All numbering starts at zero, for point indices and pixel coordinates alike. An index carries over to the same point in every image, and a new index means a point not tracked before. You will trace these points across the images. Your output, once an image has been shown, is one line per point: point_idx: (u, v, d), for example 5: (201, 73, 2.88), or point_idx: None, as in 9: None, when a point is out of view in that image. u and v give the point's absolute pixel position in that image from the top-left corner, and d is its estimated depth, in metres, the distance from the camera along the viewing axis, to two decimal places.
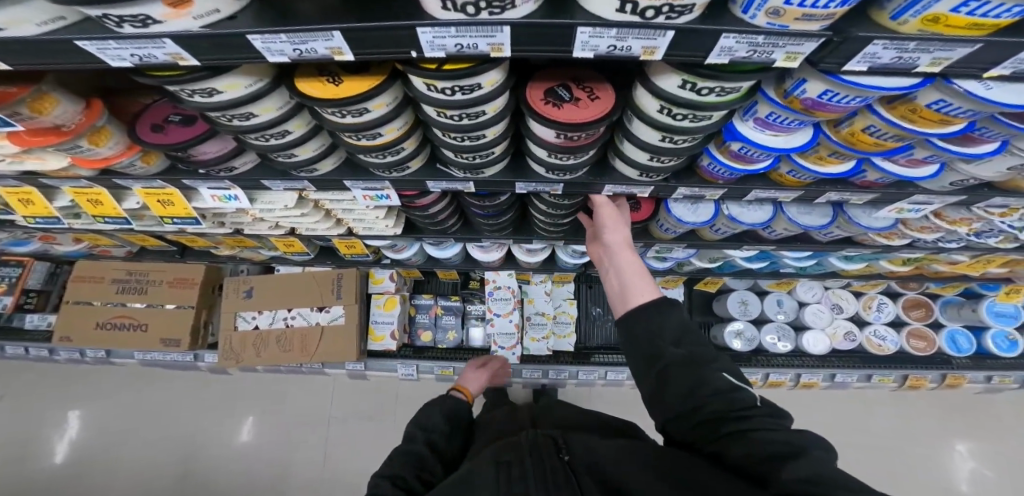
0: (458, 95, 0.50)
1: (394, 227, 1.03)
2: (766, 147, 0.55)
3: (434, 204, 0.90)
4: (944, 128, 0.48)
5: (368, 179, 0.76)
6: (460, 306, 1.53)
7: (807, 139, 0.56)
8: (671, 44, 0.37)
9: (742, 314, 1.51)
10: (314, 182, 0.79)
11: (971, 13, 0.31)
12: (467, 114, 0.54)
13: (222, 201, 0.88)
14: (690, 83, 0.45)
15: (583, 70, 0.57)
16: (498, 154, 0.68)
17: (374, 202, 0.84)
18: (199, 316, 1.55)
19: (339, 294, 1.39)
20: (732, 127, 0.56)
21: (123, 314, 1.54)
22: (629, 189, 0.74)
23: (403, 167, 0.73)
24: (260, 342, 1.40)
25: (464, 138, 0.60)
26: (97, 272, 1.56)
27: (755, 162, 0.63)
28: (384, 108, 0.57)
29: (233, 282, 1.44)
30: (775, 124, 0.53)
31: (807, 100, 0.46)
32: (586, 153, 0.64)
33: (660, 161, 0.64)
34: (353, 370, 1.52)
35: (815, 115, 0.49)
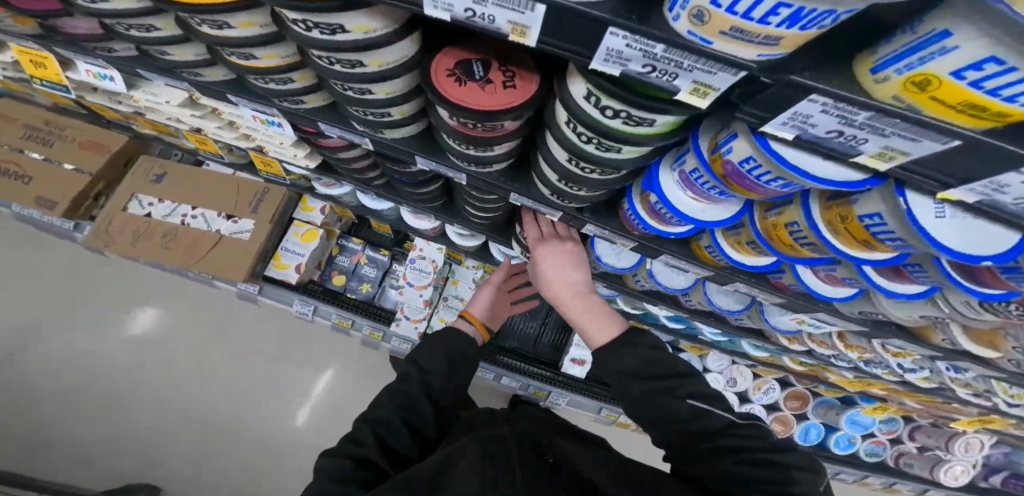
0: (317, 33, 0.43)
1: (304, 158, 0.98)
2: (679, 206, 0.58)
3: (342, 151, 0.88)
4: (866, 251, 0.49)
5: (255, 102, 0.70)
6: (384, 262, 1.67)
7: (728, 215, 0.60)
8: (541, 25, 0.35)
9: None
10: (199, 86, 0.72)
11: (975, 86, 0.25)
12: (341, 60, 0.48)
13: (98, 78, 0.81)
14: (593, 94, 0.42)
15: (514, 52, 0.54)
16: (397, 119, 0.63)
17: (267, 126, 0.81)
18: (93, 187, 1.39)
19: (256, 208, 1.45)
20: (658, 177, 0.58)
21: (11, 162, 1.34)
22: (541, 206, 0.75)
23: (297, 100, 0.67)
24: (149, 233, 1.39)
25: (350, 88, 0.55)
26: (9, 111, 1.39)
27: (669, 225, 0.67)
28: (252, 28, 0.48)
29: (148, 164, 1.42)
30: (695, 185, 0.55)
31: (728, 164, 0.46)
32: (493, 148, 0.61)
33: (569, 186, 0.65)
34: (243, 292, 1.49)
35: (732, 188, 0.51)
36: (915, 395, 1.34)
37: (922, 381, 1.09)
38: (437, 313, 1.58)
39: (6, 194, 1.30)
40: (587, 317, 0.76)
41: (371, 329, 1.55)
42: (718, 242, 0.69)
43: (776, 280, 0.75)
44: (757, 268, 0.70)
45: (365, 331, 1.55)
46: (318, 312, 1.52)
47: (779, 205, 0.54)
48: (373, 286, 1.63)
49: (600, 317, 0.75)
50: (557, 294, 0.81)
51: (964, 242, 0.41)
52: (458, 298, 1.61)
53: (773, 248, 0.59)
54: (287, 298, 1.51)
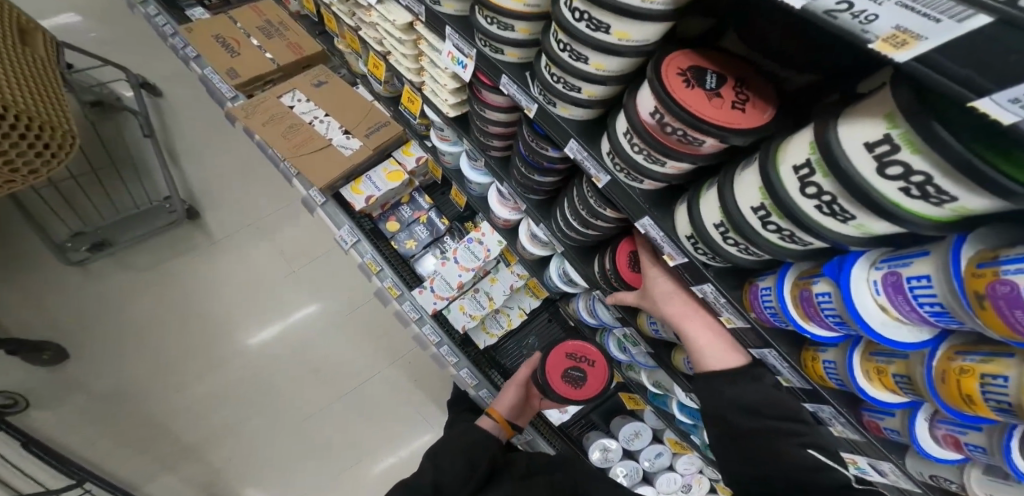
0: (583, 25, 0.50)
1: (451, 108, 0.93)
2: (861, 316, 0.46)
3: (497, 111, 0.82)
4: None
5: (464, 39, 0.69)
6: (441, 231, 1.63)
7: (916, 341, 0.47)
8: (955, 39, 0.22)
9: (624, 441, 1.86)
10: (427, 13, 0.73)
11: None
12: (592, 19, 0.49)
13: None
14: (892, 144, 0.31)
15: (752, 76, 0.48)
16: (584, 98, 0.61)
17: (452, 65, 0.77)
18: (273, 75, 1.50)
19: (370, 134, 1.43)
20: (849, 265, 0.45)
21: (236, 39, 1.50)
22: (721, 307, 0.67)
23: (509, 26, 0.60)
24: (282, 119, 1.40)
25: (496, 22, 0.60)
26: (266, 9, 1.57)
27: (813, 322, 0.54)
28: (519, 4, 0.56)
29: (318, 69, 1.50)
30: (902, 297, 0.42)
31: (1005, 286, 0.32)
32: (587, 108, 0.63)
33: (723, 238, 0.56)
34: (309, 199, 1.50)
35: (982, 320, 0.35)
36: None
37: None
38: (459, 300, 1.60)
39: (212, 57, 1.45)
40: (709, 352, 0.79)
41: (392, 285, 1.52)
42: (852, 360, 0.56)
43: (868, 418, 0.67)
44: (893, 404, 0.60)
45: (385, 284, 1.51)
46: (357, 246, 1.49)
47: (988, 351, 0.41)
48: (420, 248, 1.62)
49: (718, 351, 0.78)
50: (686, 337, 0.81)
51: None
52: (487, 295, 1.60)
53: (940, 398, 0.46)
54: (340, 220, 1.49)
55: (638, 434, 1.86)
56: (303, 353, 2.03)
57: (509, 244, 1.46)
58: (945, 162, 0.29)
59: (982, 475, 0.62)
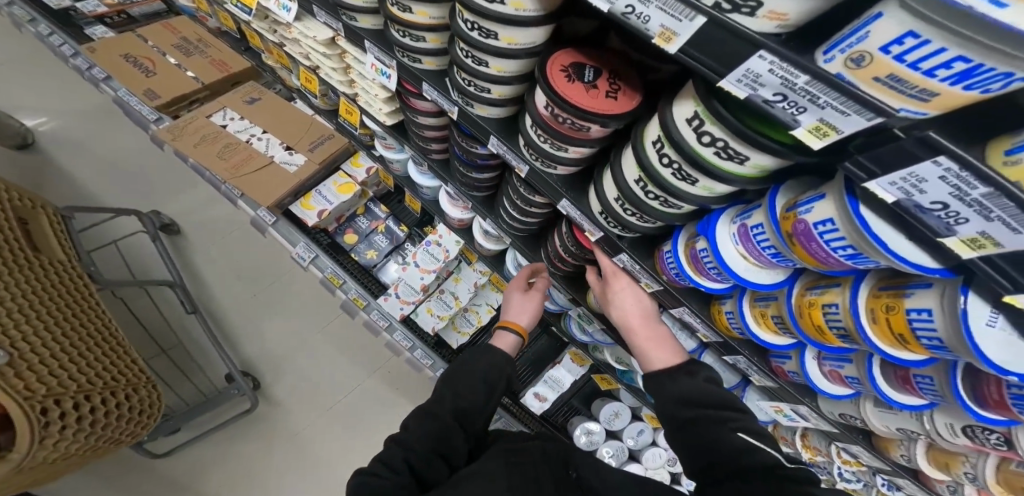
0: (475, 34, 0.55)
1: (386, 116, 0.99)
2: (729, 264, 0.53)
3: (427, 115, 0.88)
4: (901, 352, 0.42)
5: (383, 51, 0.75)
6: (400, 238, 1.65)
7: (773, 282, 0.54)
8: (696, 37, 0.32)
9: (605, 422, 1.91)
10: (347, 30, 0.78)
11: None
12: (481, 29, 0.54)
13: (278, 7, 0.92)
14: (699, 118, 0.40)
15: (625, 69, 0.56)
16: (494, 98, 0.68)
17: (377, 76, 0.83)
18: (197, 94, 1.52)
19: (314, 148, 1.44)
20: (714, 222, 0.54)
21: (150, 58, 1.51)
22: (640, 273, 0.73)
23: (420, 37, 0.66)
24: (214, 139, 1.40)
25: (407, 34, 0.66)
26: (178, 25, 1.60)
27: (704, 276, 0.62)
28: (424, 18, 0.61)
29: (248, 87, 1.53)
30: (752, 242, 0.51)
31: (800, 223, 0.39)
32: (500, 106, 0.70)
33: (624, 209, 0.63)
34: (258, 220, 1.49)
35: (799, 255, 0.43)
36: None
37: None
38: (427, 302, 1.64)
39: (128, 79, 1.45)
40: (655, 349, 0.86)
41: (356, 295, 1.54)
42: (742, 309, 0.63)
43: (775, 364, 0.73)
44: (785, 347, 0.66)
45: (351, 295, 1.53)
46: (315, 262, 1.49)
47: (824, 284, 0.48)
48: (382, 257, 1.64)
49: (663, 350, 0.86)
50: (633, 329, 0.90)
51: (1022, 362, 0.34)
52: (453, 296, 1.65)
53: (802, 332, 0.54)
54: (295, 237, 1.50)
55: (618, 414, 1.89)
56: (274, 375, 2.01)
57: (466, 242, 1.51)
58: (730, 131, 0.37)
59: (876, 407, 0.71)
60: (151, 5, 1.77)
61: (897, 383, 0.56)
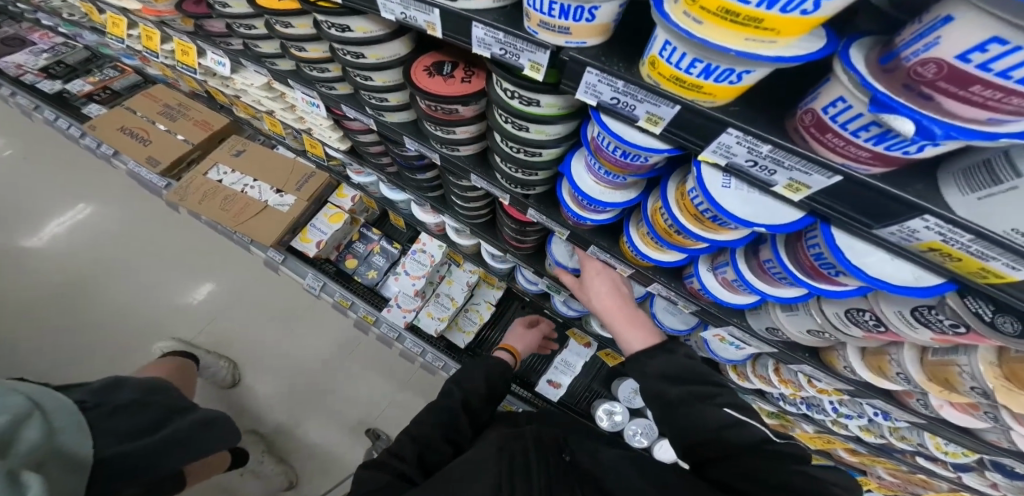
0: (349, 57, 0.70)
1: (338, 141, 1.16)
2: (584, 189, 0.66)
3: (362, 134, 1.03)
4: (707, 231, 0.56)
5: (304, 86, 0.91)
6: (395, 254, 1.78)
7: (626, 200, 0.66)
8: (441, 21, 0.48)
9: (625, 400, 1.75)
10: (274, 74, 0.94)
11: (670, 61, 0.37)
12: (350, 52, 0.68)
13: (307, 106, 0.99)
14: (496, 77, 0.54)
15: (475, 57, 0.70)
16: (394, 105, 0.81)
17: (309, 106, 0.99)
18: (191, 154, 1.73)
19: (300, 187, 1.63)
20: (568, 162, 0.67)
21: (143, 128, 1.74)
22: (550, 224, 0.85)
23: (324, 68, 0.81)
24: (215, 194, 1.61)
25: (313, 68, 0.82)
26: (159, 93, 1.81)
27: (586, 210, 0.74)
28: (319, 53, 0.76)
29: (233, 140, 1.73)
30: (594, 172, 0.63)
31: (593, 141, 0.55)
32: (398, 110, 0.83)
33: (512, 170, 0.77)
34: (270, 259, 1.70)
35: (608, 166, 0.58)
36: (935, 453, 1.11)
37: (860, 429, 1.20)
38: (426, 307, 1.71)
39: (131, 151, 1.68)
40: (633, 331, 0.93)
41: (365, 313, 1.68)
42: (631, 235, 0.76)
43: (689, 284, 0.83)
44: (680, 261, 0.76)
45: (361, 314, 1.68)
46: (325, 287, 1.67)
47: (657, 194, 0.63)
48: (379, 276, 1.75)
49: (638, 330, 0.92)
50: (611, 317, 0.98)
51: (752, 208, 0.49)
52: (448, 297, 1.72)
53: (661, 238, 0.67)
54: (304, 270, 1.69)
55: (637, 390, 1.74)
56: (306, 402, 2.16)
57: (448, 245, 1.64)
58: (511, 81, 0.52)
59: (785, 314, 0.77)
60: (126, 78, 1.98)
61: (759, 273, 0.66)
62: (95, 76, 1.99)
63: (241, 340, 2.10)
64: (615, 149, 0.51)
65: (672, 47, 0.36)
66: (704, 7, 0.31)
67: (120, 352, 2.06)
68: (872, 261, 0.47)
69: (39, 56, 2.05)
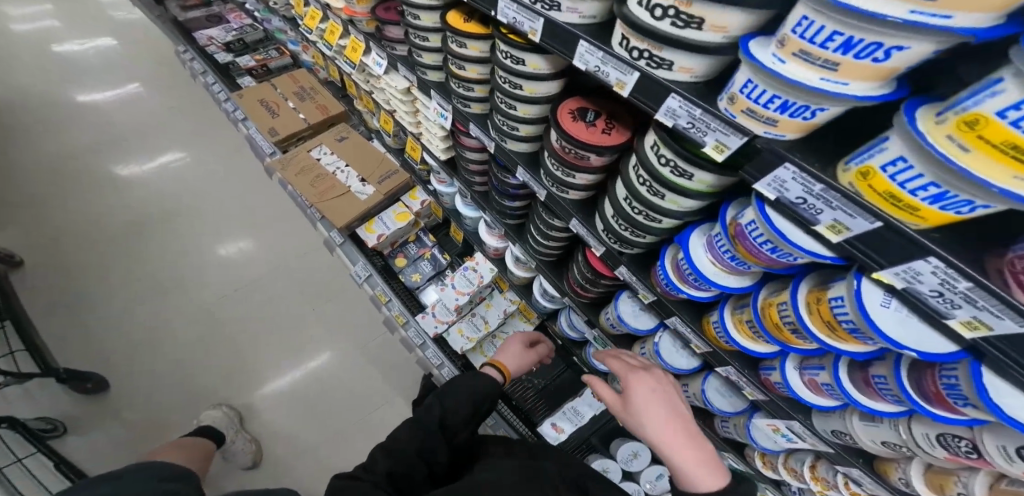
0: (507, 87, 0.77)
1: (442, 151, 1.24)
2: (700, 266, 0.66)
3: (472, 152, 1.10)
4: (839, 343, 0.54)
5: (443, 99, 1.01)
6: (443, 264, 1.78)
7: (741, 287, 0.65)
8: (635, 85, 0.51)
9: (622, 462, 1.52)
10: (421, 82, 1.07)
11: (893, 177, 0.36)
12: (510, 82, 0.76)
13: (437, 115, 1.08)
14: (657, 143, 0.57)
15: (619, 112, 0.73)
16: (522, 136, 0.86)
17: (439, 118, 1.09)
18: (303, 131, 1.89)
19: (382, 181, 1.73)
20: (687, 235, 0.67)
21: (278, 103, 1.90)
22: (637, 285, 0.85)
23: (471, 88, 0.90)
24: (309, 170, 1.74)
25: (461, 85, 0.91)
26: (302, 78, 2.02)
27: (688, 284, 0.73)
28: (476, 75, 0.87)
29: (341, 128, 1.88)
30: (716, 250, 0.63)
31: (738, 227, 0.56)
32: (523, 139, 0.88)
33: (619, 225, 0.77)
34: (331, 240, 1.78)
35: (742, 254, 0.58)
36: None
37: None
38: (458, 323, 1.71)
39: (258, 117, 1.84)
40: (700, 467, 0.69)
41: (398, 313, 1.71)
42: (724, 316, 0.74)
43: (763, 375, 0.76)
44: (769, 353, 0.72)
45: (394, 312, 1.71)
46: (370, 278, 1.72)
47: (779, 290, 0.61)
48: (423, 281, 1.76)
49: (708, 466, 0.69)
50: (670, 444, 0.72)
51: (906, 334, 0.46)
52: (483, 319, 1.71)
53: (770, 333, 0.64)
54: (356, 258, 1.74)
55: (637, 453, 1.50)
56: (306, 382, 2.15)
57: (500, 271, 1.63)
58: (677, 153, 0.54)
59: (862, 422, 0.67)
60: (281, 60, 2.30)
61: (863, 387, 0.61)
62: (262, 55, 2.35)
63: (277, 303, 2.16)
64: (766, 241, 0.52)
65: (905, 164, 0.34)
66: (981, 137, 0.29)
67: (172, 281, 2.19)
68: (1014, 402, 0.41)
69: (229, 33, 2.46)
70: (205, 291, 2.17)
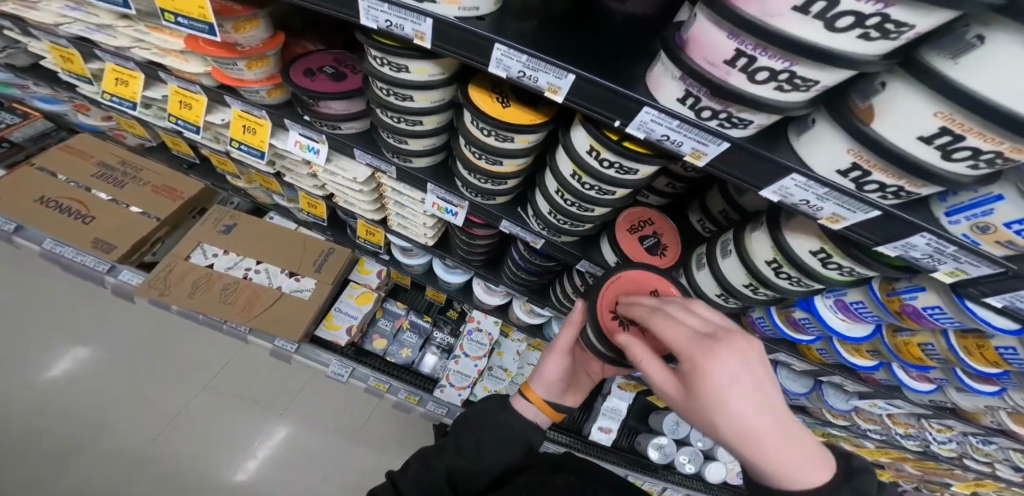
0: (591, 192, 0.65)
1: (430, 237, 1.06)
2: (835, 325, 0.70)
3: (484, 237, 0.99)
4: (986, 369, 0.61)
5: (450, 192, 0.82)
6: (427, 327, 1.66)
7: (865, 332, 0.71)
8: (861, 221, 0.47)
9: (671, 433, 1.59)
10: (399, 171, 0.82)
11: None
12: (599, 188, 0.64)
13: (438, 211, 0.88)
14: (826, 251, 0.56)
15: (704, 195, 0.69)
16: (584, 229, 0.80)
17: (439, 212, 0.89)
18: (157, 232, 1.38)
19: (320, 267, 1.40)
20: (813, 300, 0.70)
21: (81, 200, 1.34)
22: None
23: (503, 181, 0.76)
24: (207, 283, 1.31)
25: (490, 181, 0.75)
26: (91, 149, 1.44)
27: (802, 332, 0.78)
28: (513, 167, 0.72)
29: (218, 213, 1.45)
30: (852, 311, 0.68)
31: (908, 306, 0.58)
32: (583, 225, 0.77)
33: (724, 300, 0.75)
34: (279, 351, 1.44)
35: (900, 320, 0.62)
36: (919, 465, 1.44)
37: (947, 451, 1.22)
38: (480, 382, 1.57)
39: (70, 234, 1.29)
40: (759, 444, 0.42)
41: (407, 394, 1.50)
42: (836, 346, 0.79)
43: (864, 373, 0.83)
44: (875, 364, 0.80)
45: (401, 395, 1.49)
46: (355, 374, 1.49)
47: (911, 329, 0.66)
48: (416, 351, 1.62)
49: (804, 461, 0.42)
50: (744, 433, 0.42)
51: None
52: (502, 369, 1.60)
53: (901, 358, 0.71)
54: (324, 359, 1.46)
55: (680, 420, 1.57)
56: None
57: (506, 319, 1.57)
58: (857, 260, 0.54)
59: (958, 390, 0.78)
60: (33, 124, 1.58)
61: (976, 377, 0.70)
62: None
63: (203, 442, 1.66)
64: (949, 321, 0.56)
65: None
66: None
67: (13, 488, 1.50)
68: None
69: None
70: (79, 478, 1.54)
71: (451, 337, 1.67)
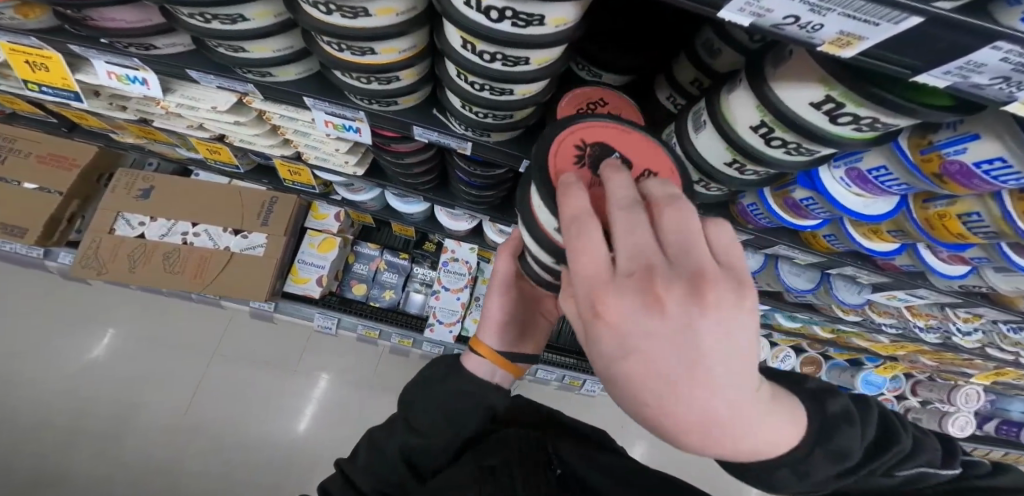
0: (497, 65, 0.46)
1: (355, 165, 0.92)
2: (846, 202, 0.55)
3: (412, 155, 0.81)
4: None
5: (339, 103, 0.64)
6: (406, 265, 1.56)
7: (887, 208, 0.56)
8: (891, 38, 0.29)
9: None
10: (262, 88, 0.64)
11: None
12: (504, 57, 0.45)
13: (337, 129, 0.71)
14: (834, 100, 0.38)
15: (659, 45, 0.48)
16: (516, 120, 0.62)
17: (337, 130, 0.72)
18: (67, 206, 1.34)
19: (266, 221, 1.35)
20: (818, 173, 0.54)
21: None
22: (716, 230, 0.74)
23: (393, 77, 0.57)
24: (151, 253, 1.30)
25: (376, 79, 0.56)
26: None
27: (806, 217, 0.63)
28: (393, 54, 0.52)
29: (128, 178, 1.36)
30: (870, 181, 0.52)
31: (953, 164, 0.42)
32: (509, 115, 0.59)
33: (705, 186, 0.60)
34: (259, 310, 1.42)
35: (939, 187, 0.46)
36: (930, 351, 1.38)
37: (971, 341, 1.14)
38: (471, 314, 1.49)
39: None
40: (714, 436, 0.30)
41: (401, 338, 1.45)
42: (848, 231, 0.65)
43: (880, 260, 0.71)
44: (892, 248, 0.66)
45: (394, 340, 1.45)
46: (342, 324, 1.43)
47: (949, 195, 0.51)
48: (399, 293, 1.54)
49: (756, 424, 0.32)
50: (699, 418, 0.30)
51: None
52: None
53: (932, 236, 0.56)
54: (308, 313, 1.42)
55: None
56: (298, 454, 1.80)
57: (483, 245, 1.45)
58: (882, 108, 0.37)
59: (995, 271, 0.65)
60: None
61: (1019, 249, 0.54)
62: None
63: (210, 405, 1.67)
64: (1012, 180, 0.39)
65: None
66: None
67: (29, 483, 1.51)
68: None
69: None
70: (95, 458, 1.57)
71: (432, 271, 1.58)
